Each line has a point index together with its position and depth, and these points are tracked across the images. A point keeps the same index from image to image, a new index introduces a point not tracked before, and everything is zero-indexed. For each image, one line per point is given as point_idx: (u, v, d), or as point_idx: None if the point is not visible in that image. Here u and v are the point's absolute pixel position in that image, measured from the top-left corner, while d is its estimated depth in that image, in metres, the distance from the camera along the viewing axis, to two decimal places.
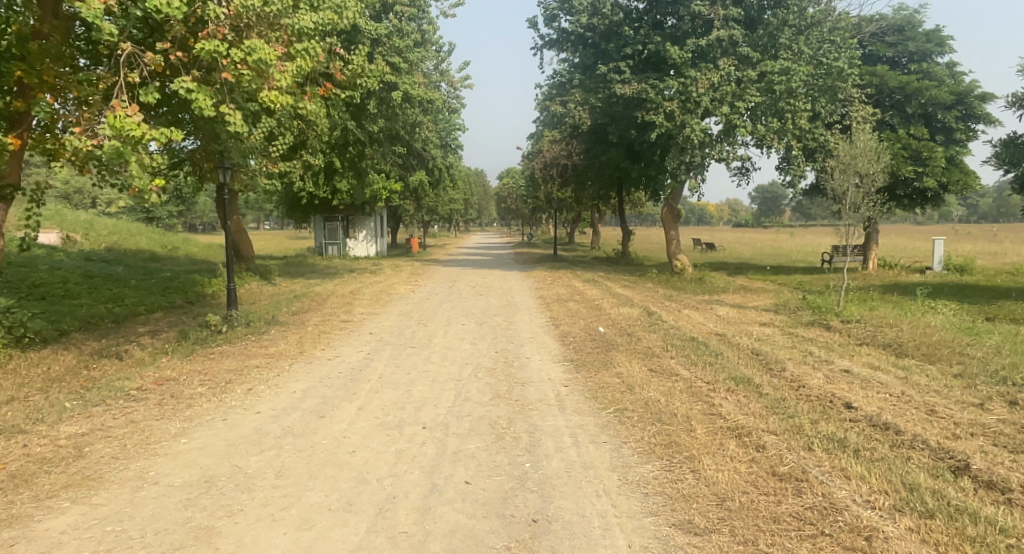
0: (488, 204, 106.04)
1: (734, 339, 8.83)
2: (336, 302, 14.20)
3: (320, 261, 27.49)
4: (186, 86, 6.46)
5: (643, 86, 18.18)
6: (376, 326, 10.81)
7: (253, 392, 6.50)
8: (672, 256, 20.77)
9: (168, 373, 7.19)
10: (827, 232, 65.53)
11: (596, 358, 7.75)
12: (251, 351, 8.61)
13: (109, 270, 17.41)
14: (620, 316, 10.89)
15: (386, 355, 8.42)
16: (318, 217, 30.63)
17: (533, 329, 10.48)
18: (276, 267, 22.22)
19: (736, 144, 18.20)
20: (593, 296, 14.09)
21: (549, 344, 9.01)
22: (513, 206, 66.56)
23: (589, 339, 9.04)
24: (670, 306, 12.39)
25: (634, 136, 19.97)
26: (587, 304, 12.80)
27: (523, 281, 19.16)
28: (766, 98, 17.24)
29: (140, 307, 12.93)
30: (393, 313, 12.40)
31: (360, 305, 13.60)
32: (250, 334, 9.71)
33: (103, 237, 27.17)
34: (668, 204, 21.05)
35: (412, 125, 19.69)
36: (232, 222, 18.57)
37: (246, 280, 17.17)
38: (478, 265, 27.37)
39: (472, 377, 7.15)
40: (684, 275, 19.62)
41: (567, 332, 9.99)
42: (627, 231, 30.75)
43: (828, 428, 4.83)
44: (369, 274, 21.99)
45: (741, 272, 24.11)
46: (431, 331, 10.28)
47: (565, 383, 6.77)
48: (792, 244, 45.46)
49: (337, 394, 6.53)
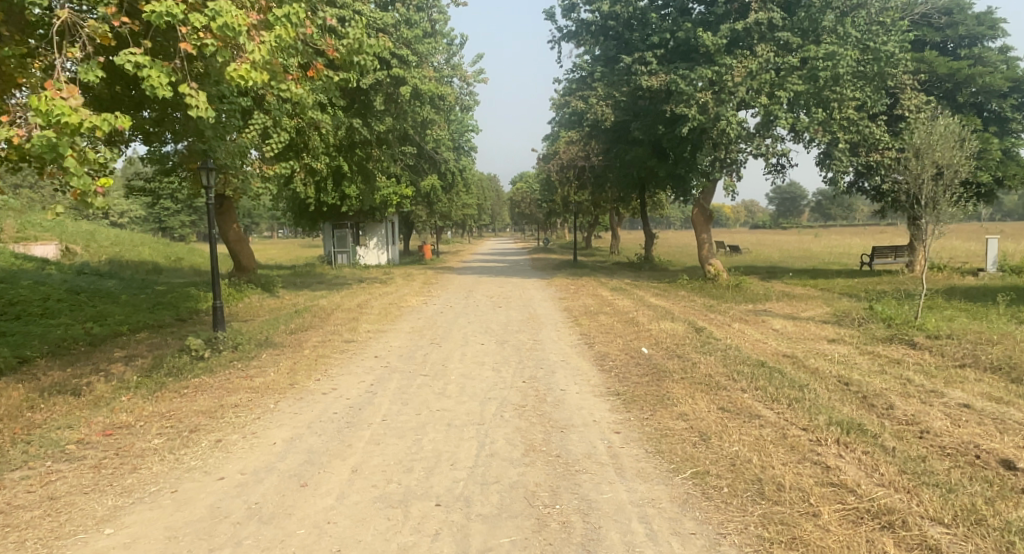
0: (501, 210, 104.75)
1: (808, 362, 7.32)
2: (340, 317, 12.87)
3: (329, 270, 26.30)
4: (134, 60, 5.36)
5: (673, 77, 16.75)
6: (384, 348, 9.42)
7: (221, 446, 5.13)
8: (704, 261, 19.26)
9: (124, 418, 5.84)
10: (855, 233, 63.25)
11: (648, 391, 6.29)
12: (233, 383, 7.26)
13: (101, 284, 16.28)
14: (663, 333, 9.42)
15: (393, 387, 7.04)
16: (326, 224, 29.47)
17: (563, 349, 9.04)
18: (281, 278, 21.02)
19: (775, 137, 16.75)
20: (625, 308, 12.63)
21: (587, 370, 7.56)
22: (527, 211, 65.22)
23: (634, 364, 7.59)
24: (715, 319, 10.90)
25: (662, 132, 18.52)
26: (619, 318, 11.34)
27: (545, 290, 17.75)
28: (809, 86, 15.74)
29: (123, 326, 11.71)
30: (403, 331, 11.04)
31: (367, 321, 12.26)
32: (235, 361, 8.38)
33: (104, 248, 26.17)
34: (700, 204, 19.60)
35: (422, 124, 18.42)
36: (231, 231, 17.36)
37: (246, 294, 15.94)
38: (495, 273, 26.04)
39: (497, 419, 5.73)
40: (718, 280, 18.13)
41: (603, 353, 8.54)
42: (649, 234, 29.23)
43: (1018, 516, 3.34)
44: (379, 284, 20.66)
45: (777, 276, 22.55)
46: (446, 354, 8.86)
47: (617, 428, 5.31)
48: (820, 246, 43.55)
49: (327, 447, 5.14)
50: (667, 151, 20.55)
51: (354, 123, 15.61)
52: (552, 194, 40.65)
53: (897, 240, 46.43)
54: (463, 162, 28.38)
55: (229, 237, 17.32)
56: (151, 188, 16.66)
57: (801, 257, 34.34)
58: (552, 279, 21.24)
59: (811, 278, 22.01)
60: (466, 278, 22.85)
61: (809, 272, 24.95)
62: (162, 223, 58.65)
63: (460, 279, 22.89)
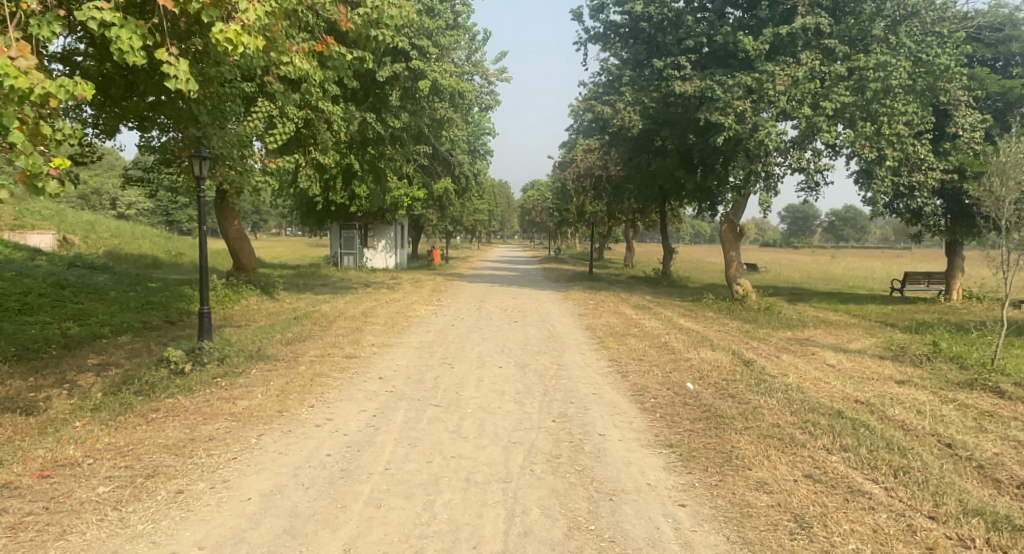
0: (511, 217, 103.74)
1: (888, 410, 6.19)
2: (342, 327, 11.82)
3: (334, 272, 25.32)
4: (98, 15, 4.34)
5: (709, 82, 15.74)
6: (389, 368, 8.34)
7: (181, 502, 4.05)
8: (732, 280, 18.12)
9: (70, 452, 4.78)
10: (873, 256, 61.98)
11: (708, 445, 5.16)
12: (212, 407, 6.20)
13: (90, 279, 15.29)
14: (704, 363, 8.29)
15: (398, 421, 5.97)
16: (334, 224, 28.53)
17: (593, 379, 7.92)
18: (284, 279, 20.03)
19: (816, 151, 15.68)
20: (654, 330, 11.50)
21: (627, 409, 6.44)
22: (538, 220, 64.22)
23: (682, 405, 6.46)
24: (758, 348, 9.76)
25: (693, 141, 17.47)
26: (650, 342, 10.22)
27: (561, 304, 16.67)
28: (856, 98, 14.66)
29: (105, 327, 10.70)
30: (411, 347, 9.95)
31: (372, 333, 11.22)
32: (220, 377, 7.33)
33: (103, 240, 25.27)
34: (729, 220, 18.48)
35: (439, 122, 17.45)
36: (231, 227, 16.37)
37: (244, 296, 14.91)
38: (508, 282, 24.97)
39: (528, 476, 4.61)
40: (747, 302, 17.00)
41: (641, 387, 7.41)
42: (669, 249, 28.10)
43: None
44: (386, 290, 19.60)
45: (805, 300, 21.38)
46: (459, 379, 7.76)
47: (680, 500, 4.18)
48: (839, 268, 42.26)
49: (316, 508, 4.05)
50: (695, 163, 19.50)
51: (367, 119, 14.65)
52: (565, 203, 39.61)
53: (919, 266, 45.09)
54: (477, 166, 27.42)
55: (228, 233, 16.32)
56: (149, 178, 15.70)
57: (823, 279, 33.12)
58: (568, 292, 20.14)
59: (842, 303, 20.83)
60: (477, 287, 21.80)
61: (837, 296, 23.73)
62: (169, 216, 58.03)
63: (471, 288, 21.82)
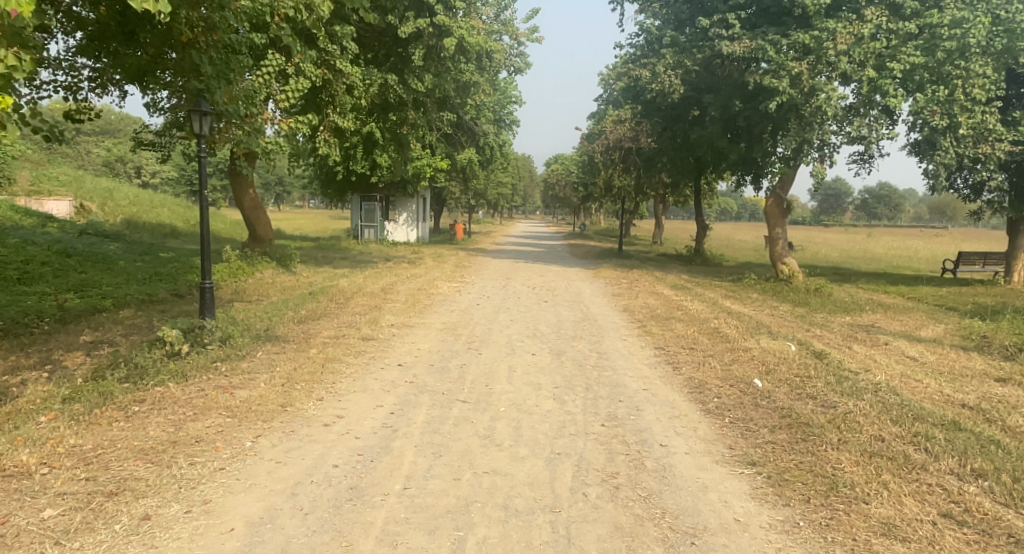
0: (534, 191, 102.11)
1: (1008, 418, 5.13)
2: (361, 304, 10.96)
3: (355, 245, 24.51)
4: None
5: (760, 42, 14.66)
6: (410, 353, 7.44)
7: (143, 534, 3.16)
8: (777, 259, 16.93)
9: (23, 459, 3.93)
10: (911, 235, 59.65)
11: (802, 466, 4.16)
12: (207, 399, 5.33)
13: (100, 247, 14.58)
14: (767, 355, 7.26)
15: (419, 422, 5.05)
16: (354, 196, 27.64)
17: (640, 371, 6.94)
18: (302, 252, 19.23)
19: (879, 118, 14.42)
20: (700, 313, 10.45)
21: (687, 412, 5.46)
22: (562, 194, 62.86)
23: (752, 409, 5.45)
24: (823, 337, 8.69)
25: (738, 107, 16.17)
26: (699, 327, 9.19)
27: (593, 283, 15.64)
28: (927, 59, 13.53)
29: (107, 299, 9.93)
30: (434, 329, 9.05)
31: (392, 312, 10.32)
32: (221, 361, 6.48)
33: (121, 208, 24.70)
34: (776, 195, 17.21)
35: (465, 84, 16.44)
36: (246, 196, 15.50)
37: (259, 268, 14.09)
38: (534, 258, 24.00)
39: (582, 503, 3.66)
40: (794, 283, 15.84)
41: (698, 382, 6.40)
42: (703, 225, 26.84)
43: None
44: (407, 264, 18.70)
45: (851, 281, 20.10)
46: (488, 368, 6.84)
47: (786, 548, 3.21)
48: (878, 248, 40.51)
49: (313, 547, 3.14)
50: (740, 133, 18.16)
51: (388, 81, 13.65)
52: (592, 177, 38.27)
53: (962, 246, 43.12)
54: (502, 136, 26.27)
55: (243, 203, 15.46)
56: (161, 142, 14.87)
57: (863, 259, 31.60)
58: (599, 269, 19.05)
59: (892, 286, 19.53)
60: (502, 263, 20.81)
61: (884, 277, 22.38)
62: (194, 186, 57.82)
63: (495, 263, 20.85)
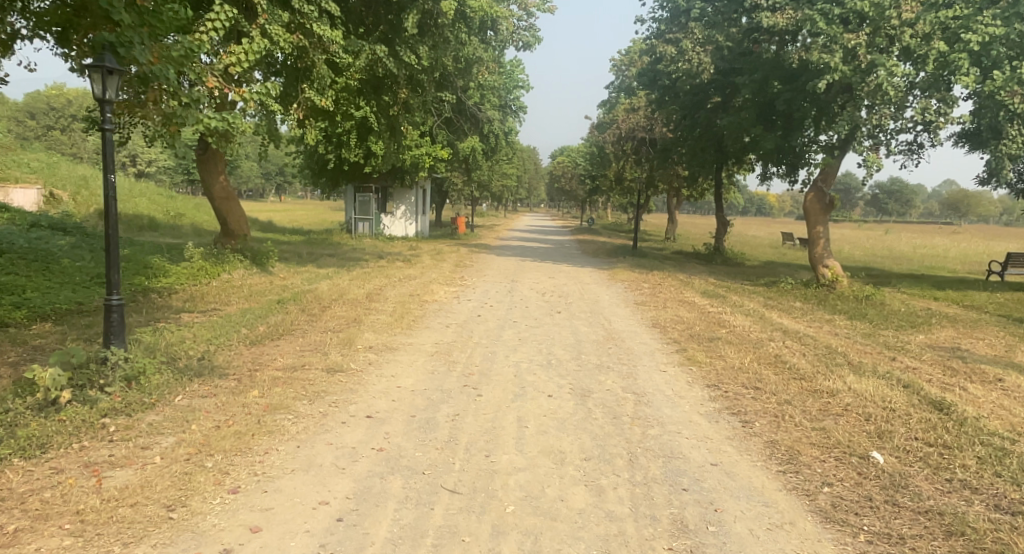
0: (539, 184, 100.07)
1: None
2: (339, 316, 9.13)
3: (348, 240, 22.63)
4: None
5: (808, 11, 12.87)
6: (385, 397, 5.56)
7: None
8: (818, 261, 15.05)
9: None
10: (927, 232, 57.34)
11: None
12: (59, 493, 3.45)
13: (46, 242, 12.67)
14: (866, 406, 5.38)
15: (378, 546, 3.15)
16: (348, 187, 25.73)
17: (699, 429, 5.06)
18: (286, 248, 17.36)
19: (947, 100, 12.41)
20: (749, 332, 8.59)
21: (794, 520, 3.54)
22: (568, 187, 60.83)
23: (895, 517, 3.54)
24: (917, 369, 6.84)
25: (778, 88, 14.60)
26: (757, 354, 7.31)
27: (610, 287, 13.77)
28: (1008, 30, 11.56)
29: (22, 309, 8.06)
30: (424, 356, 7.18)
31: (373, 328, 8.46)
32: (116, 415, 4.60)
33: (95, 197, 22.73)
34: (817, 189, 15.31)
35: (467, 58, 14.51)
36: (216, 184, 13.56)
37: (227, 268, 12.21)
38: (543, 256, 22.12)
39: None
40: (841, 290, 13.97)
41: (788, 452, 4.52)
42: (724, 222, 24.94)
43: None
44: (401, 263, 16.87)
45: (892, 284, 18.21)
46: (490, 425, 4.96)
47: None
48: (900, 246, 38.60)
49: None
50: (776, 119, 16.24)
51: (378, 54, 11.77)
52: (601, 169, 36.30)
53: (992, 244, 41.09)
54: (509, 123, 24.39)
55: (213, 193, 13.55)
56: None
57: (889, 258, 29.70)
58: (614, 270, 17.15)
59: (940, 291, 17.63)
60: (508, 262, 18.93)
61: (925, 280, 20.46)
62: (189, 175, 55.82)
63: (500, 262, 18.97)
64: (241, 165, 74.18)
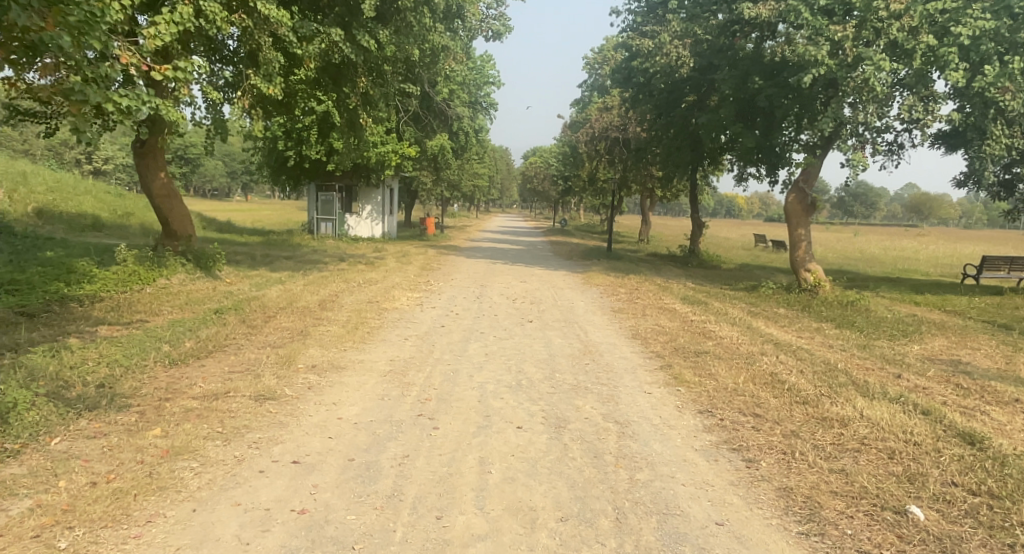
0: (511, 184, 99.41)
1: None
2: (285, 328, 8.14)
3: (310, 242, 21.48)
4: None
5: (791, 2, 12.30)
6: (320, 434, 4.61)
7: None
8: (799, 265, 14.49)
9: None
10: (893, 234, 57.96)
11: None
12: None
13: None
14: (887, 440, 4.59)
15: None
16: (311, 186, 24.53)
17: (697, 471, 4.22)
18: (239, 250, 16.21)
19: (935, 96, 11.91)
20: (738, 344, 7.85)
21: None
22: (540, 187, 60.11)
23: None
24: (929, 389, 6.14)
25: (759, 84, 14.01)
26: (751, 372, 6.52)
27: (585, 292, 12.97)
28: (998, 23, 11.11)
29: None
30: (375, 377, 6.24)
31: (321, 342, 7.50)
32: None
33: (35, 194, 21.18)
34: (798, 190, 14.72)
35: (433, 47, 13.63)
36: (156, 181, 12.42)
37: (165, 273, 11.10)
38: (515, 258, 21.27)
39: None
40: (824, 295, 13.40)
41: (810, 506, 3.70)
42: (699, 224, 24.39)
43: None
44: (363, 266, 15.86)
45: (872, 288, 17.78)
46: (446, 471, 4.06)
47: None
48: (870, 248, 38.71)
49: None
50: (756, 117, 15.66)
51: (334, 37, 10.80)
52: (574, 169, 35.60)
53: (960, 246, 41.50)
54: (481, 120, 23.49)
55: (151, 190, 12.41)
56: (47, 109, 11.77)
57: (862, 260, 29.52)
58: (589, 273, 16.39)
59: (919, 294, 17.25)
60: (477, 265, 18.01)
61: (903, 283, 20.13)
62: None
63: (469, 265, 18.06)
64: (204, 163, 71.90)
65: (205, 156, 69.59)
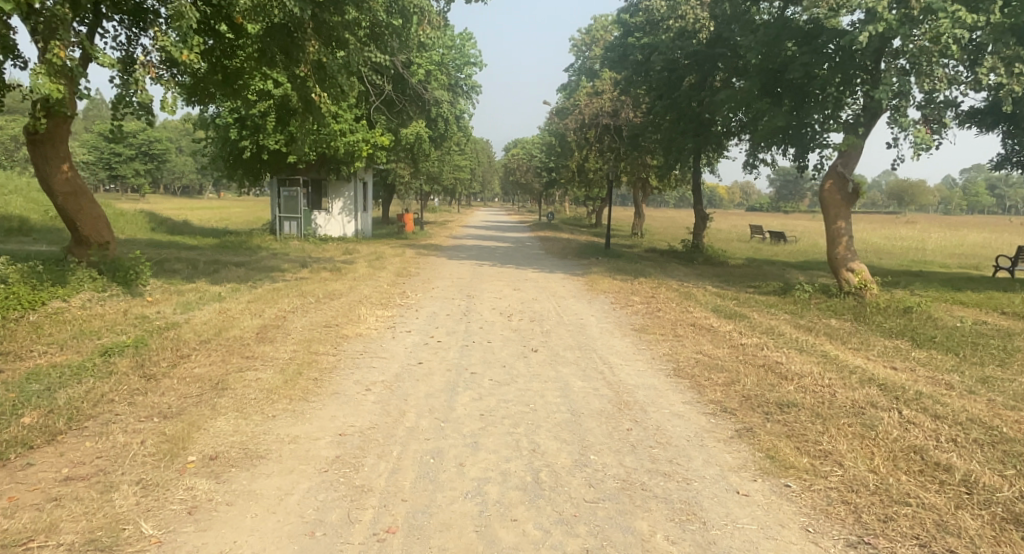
0: (493, 178, 96.89)
1: None
2: (194, 377, 5.77)
3: (271, 243, 19.05)
4: None
5: None
6: None
7: None
8: (841, 264, 12.35)
9: None
10: (886, 223, 56.32)
11: None
12: None
13: None
14: None
15: None
16: (273, 181, 21.96)
17: None
18: (180, 257, 13.76)
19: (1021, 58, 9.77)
20: (828, 388, 5.66)
21: None
22: (523, 180, 57.78)
23: None
24: None
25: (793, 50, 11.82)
26: (887, 449, 4.26)
27: (592, 303, 10.75)
28: None
29: None
30: (307, 478, 3.91)
31: (240, 403, 5.16)
32: None
33: None
34: (838, 175, 12.58)
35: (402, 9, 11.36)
36: (57, 177, 9.91)
37: (63, 293, 8.67)
38: (503, 258, 18.97)
39: None
40: (875, 298, 11.28)
41: None
42: (704, 216, 22.27)
43: None
44: (327, 274, 13.52)
45: (908, 286, 15.70)
46: None
47: None
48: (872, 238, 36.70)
49: None
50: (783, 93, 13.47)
51: None
52: (562, 160, 33.41)
53: (963, 234, 39.69)
54: (461, 105, 21.08)
55: (52, 187, 9.89)
56: None
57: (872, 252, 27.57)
58: (590, 277, 14.11)
59: (963, 292, 15.19)
60: (460, 268, 15.65)
61: (934, 279, 18.09)
62: None
63: (450, 268, 15.74)
64: (170, 158, 68.47)
65: (171, 152, 66.18)
